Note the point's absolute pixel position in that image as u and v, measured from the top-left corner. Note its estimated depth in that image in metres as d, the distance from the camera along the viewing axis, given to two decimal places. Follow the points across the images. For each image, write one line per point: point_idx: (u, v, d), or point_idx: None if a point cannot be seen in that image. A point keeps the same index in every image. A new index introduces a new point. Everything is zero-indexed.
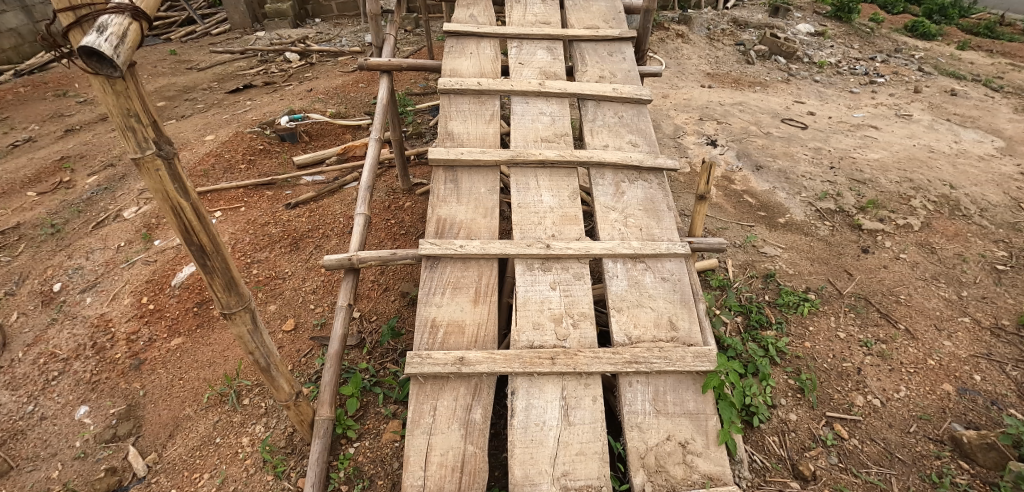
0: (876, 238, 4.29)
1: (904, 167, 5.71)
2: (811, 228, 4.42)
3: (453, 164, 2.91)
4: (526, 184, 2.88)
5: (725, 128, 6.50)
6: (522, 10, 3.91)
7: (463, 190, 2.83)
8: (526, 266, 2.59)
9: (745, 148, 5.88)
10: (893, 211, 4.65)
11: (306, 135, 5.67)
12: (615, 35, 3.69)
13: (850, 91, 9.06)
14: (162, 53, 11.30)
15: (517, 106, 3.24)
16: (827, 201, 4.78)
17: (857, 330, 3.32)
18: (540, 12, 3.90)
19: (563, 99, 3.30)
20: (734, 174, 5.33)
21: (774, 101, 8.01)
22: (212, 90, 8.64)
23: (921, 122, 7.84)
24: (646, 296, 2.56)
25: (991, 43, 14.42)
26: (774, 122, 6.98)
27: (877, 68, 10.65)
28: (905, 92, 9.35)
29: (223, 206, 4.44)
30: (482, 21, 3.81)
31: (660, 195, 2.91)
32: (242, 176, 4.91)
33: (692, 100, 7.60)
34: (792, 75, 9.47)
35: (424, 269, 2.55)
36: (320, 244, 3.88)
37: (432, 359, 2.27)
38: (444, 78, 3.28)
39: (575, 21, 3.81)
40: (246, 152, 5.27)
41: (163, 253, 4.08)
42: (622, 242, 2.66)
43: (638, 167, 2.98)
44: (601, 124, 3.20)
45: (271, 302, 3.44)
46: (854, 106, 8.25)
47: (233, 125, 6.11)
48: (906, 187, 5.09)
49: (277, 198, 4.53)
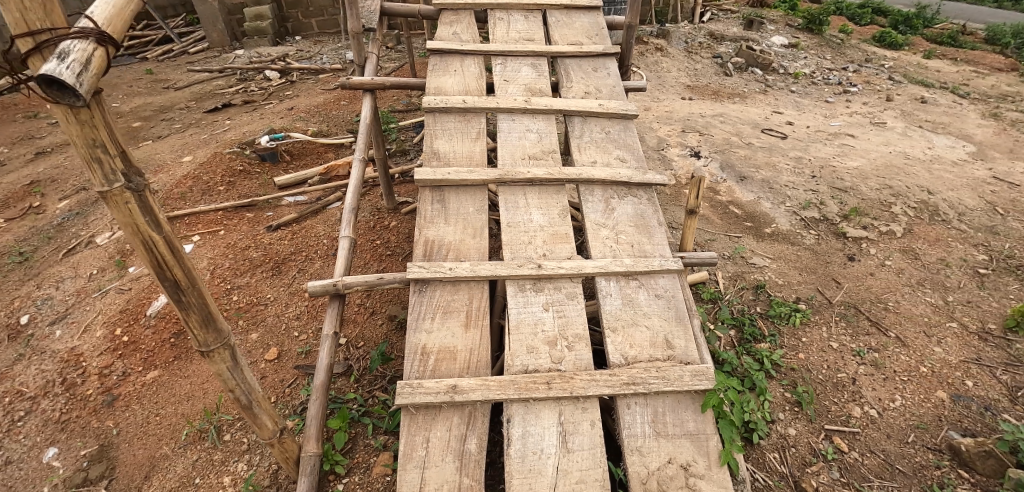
0: (861, 245, 4.33)
1: (883, 174, 5.81)
2: (797, 237, 4.44)
3: (440, 184, 2.84)
4: (515, 203, 2.82)
5: (708, 140, 6.57)
6: (505, 26, 3.89)
7: (451, 211, 2.76)
8: (518, 287, 2.52)
9: (728, 159, 5.93)
10: (876, 218, 4.70)
11: (287, 155, 5.56)
12: (599, 51, 3.69)
13: (825, 100, 9.28)
14: (137, 72, 11.10)
15: (503, 123, 3.20)
16: (811, 210, 4.82)
17: (849, 339, 3.31)
18: (523, 29, 3.89)
19: (550, 116, 3.28)
20: (720, 185, 5.36)
21: (754, 112, 8.15)
22: (190, 110, 8.49)
23: (895, 129, 8.03)
24: (641, 314, 2.52)
25: (955, 52, 14.97)
26: (754, 132, 7.08)
27: (850, 77, 10.96)
28: (878, 101, 9.61)
29: (201, 230, 4.30)
30: (466, 38, 3.78)
31: (650, 210, 2.88)
32: (221, 198, 4.77)
33: (673, 112, 7.70)
34: (769, 86, 9.68)
35: (413, 294, 2.47)
36: (303, 268, 3.76)
37: (423, 388, 2.19)
38: (429, 97, 3.23)
39: (559, 37, 3.81)
40: (225, 173, 5.10)
41: (138, 281, 3.91)
42: (614, 260, 2.62)
43: (627, 183, 2.96)
44: (588, 140, 3.18)
45: (253, 331, 3.32)
46: (830, 115, 8.43)
47: (211, 145, 5.97)
48: (886, 194, 5.16)
49: (258, 220, 4.40)
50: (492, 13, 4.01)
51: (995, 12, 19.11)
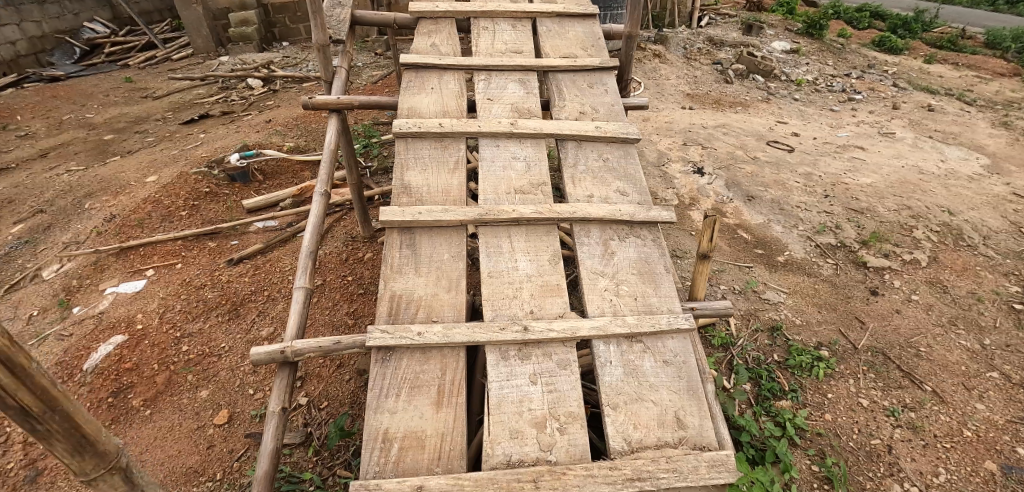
0: (884, 277, 3.99)
1: (899, 192, 5.46)
2: (813, 268, 4.09)
3: (411, 225, 2.44)
4: (498, 247, 2.41)
5: (711, 154, 6.19)
6: (490, 37, 3.50)
7: (422, 258, 2.36)
8: (499, 354, 2.12)
9: (734, 176, 5.55)
10: (897, 244, 4.35)
11: (260, 175, 5.17)
12: (595, 65, 3.29)
13: (830, 109, 8.93)
14: (116, 80, 10.69)
15: (485, 149, 2.78)
16: (826, 235, 4.46)
17: (880, 394, 2.98)
18: (510, 39, 3.49)
19: (540, 140, 2.87)
20: (726, 206, 4.98)
21: (757, 121, 7.79)
22: (166, 121, 8.06)
23: (905, 140, 7.69)
24: (646, 386, 2.13)
25: (956, 56, 14.69)
26: (759, 145, 6.71)
27: (853, 84, 10.64)
28: (885, 109, 9.28)
29: (157, 263, 3.89)
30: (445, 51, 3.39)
31: (656, 254, 2.49)
32: (182, 225, 4.35)
33: (674, 123, 7.32)
34: (772, 94, 9.32)
35: (374, 364, 2.06)
36: (265, 310, 3.36)
37: (382, 489, 1.78)
38: (401, 119, 2.83)
39: (550, 49, 3.42)
40: (189, 196, 4.68)
41: (81, 324, 3.39)
42: (614, 319, 2.23)
43: (629, 221, 2.55)
44: (584, 169, 2.77)
45: (203, 388, 2.92)
46: (837, 125, 8.08)
47: (180, 163, 5.56)
48: (905, 216, 4.80)
49: (220, 252, 3.98)
50: (475, 23, 3.63)
51: (994, 15, 18.87)
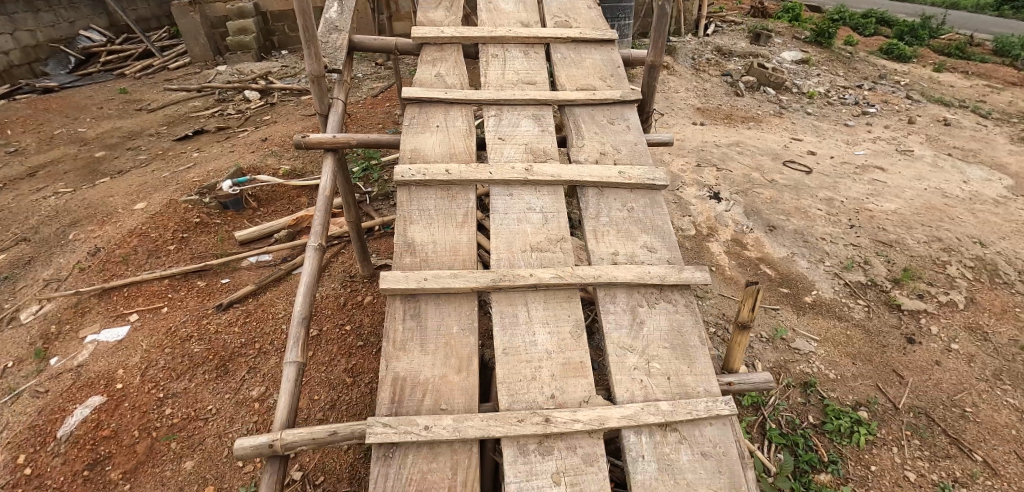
0: (920, 321, 3.74)
1: (926, 220, 5.21)
2: (844, 310, 3.84)
3: (415, 292, 2.17)
4: (513, 316, 2.16)
5: (726, 176, 5.92)
6: (500, 65, 3.17)
7: (429, 331, 2.09)
8: (518, 449, 1.86)
9: (752, 202, 5.28)
10: (931, 283, 4.09)
11: (254, 201, 4.93)
12: (616, 98, 2.99)
13: (844, 123, 8.67)
14: (110, 91, 10.43)
15: (497, 200, 2.48)
16: (855, 272, 4.21)
17: (927, 466, 2.77)
18: (523, 68, 3.16)
19: (557, 187, 2.57)
20: (746, 237, 4.72)
21: (771, 138, 7.52)
22: (160, 137, 7.81)
23: (924, 158, 7.44)
24: (685, 485, 1.87)
25: (966, 64, 14.44)
26: (776, 165, 6.45)
27: (866, 97, 10.38)
28: (899, 123, 9.03)
29: (142, 307, 3.63)
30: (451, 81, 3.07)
31: (689, 322, 2.23)
32: (169, 261, 4.09)
33: (685, 141, 7.05)
34: (784, 108, 9.06)
35: (376, 464, 1.81)
36: (256, 366, 3.10)
37: None
38: (403, 164, 2.53)
39: (566, 78, 3.12)
40: (178, 228, 4.43)
41: (58, 379, 3.14)
42: (647, 405, 1.97)
43: (659, 284, 2.29)
44: (607, 221, 2.49)
45: (188, 458, 2.66)
46: (853, 142, 7.82)
47: (171, 188, 5.30)
48: (936, 249, 4.55)
49: (210, 294, 3.73)
50: (484, 49, 3.28)
51: (1001, 20, 18.65)
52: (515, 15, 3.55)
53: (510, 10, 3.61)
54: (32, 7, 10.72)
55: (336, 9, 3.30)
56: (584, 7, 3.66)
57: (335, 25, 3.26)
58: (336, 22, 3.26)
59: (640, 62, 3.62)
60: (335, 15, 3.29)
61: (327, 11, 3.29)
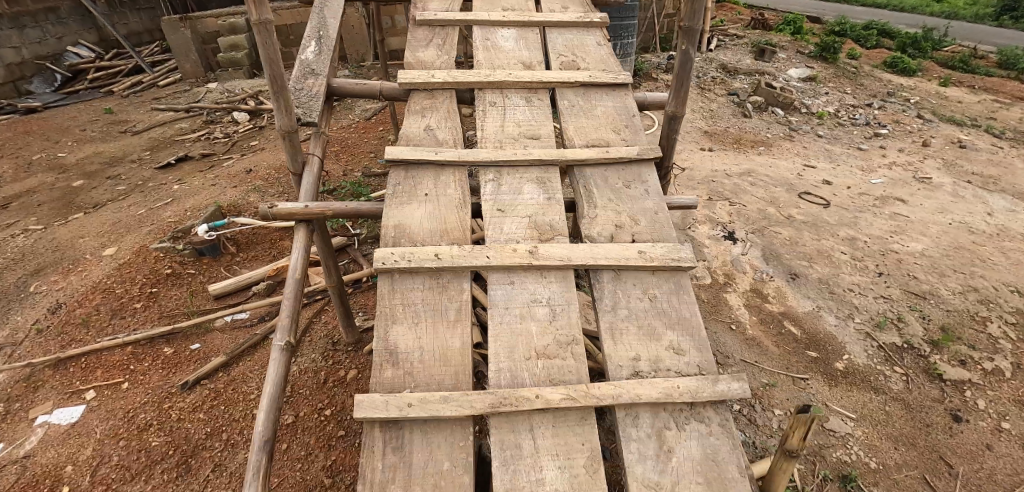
0: (965, 395, 3.42)
1: (957, 264, 4.87)
2: (880, 381, 3.50)
3: (399, 419, 1.80)
4: (518, 447, 1.80)
5: (740, 212, 5.55)
6: (499, 116, 2.74)
7: (415, 471, 1.73)
8: None
9: (771, 243, 4.92)
10: (973, 346, 3.76)
11: (233, 246, 4.57)
12: (633, 156, 2.58)
13: (858, 147, 8.33)
14: (95, 111, 10.07)
15: (496, 290, 2.11)
16: (889, 332, 3.87)
17: None
18: (525, 119, 2.73)
19: (567, 272, 2.19)
20: (766, 286, 4.36)
21: (784, 166, 7.16)
22: (142, 164, 7.45)
23: (944, 187, 7.09)
24: None
25: (972, 78, 14.18)
26: (791, 197, 6.08)
27: (876, 116, 10.06)
28: (913, 146, 8.70)
29: (100, 381, 3.27)
30: (442, 136, 2.62)
31: (726, 447, 1.87)
32: (135, 321, 3.73)
33: (694, 169, 6.68)
34: (794, 130, 8.72)
35: None
36: (222, 463, 2.75)
37: None
38: (386, 247, 2.15)
39: (574, 132, 2.70)
40: (147, 281, 4.06)
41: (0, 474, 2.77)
42: None
43: (689, 401, 1.94)
44: (626, 315, 2.14)
45: None
46: (868, 168, 7.47)
47: (146, 229, 4.94)
48: (974, 302, 4.21)
49: (176, 366, 3.37)
50: (480, 95, 2.84)
51: (1003, 31, 18.45)
52: (516, 54, 3.11)
53: (510, 47, 3.16)
54: (16, 24, 10.39)
55: (313, 50, 2.94)
56: (592, 44, 3.23)
57: (312, 68, 2.86)
58: (312, 63, 2.89)
59: (657, 106, 3.18)
60: (312, 56, 2.92)
61: (304, 52, 2.94)
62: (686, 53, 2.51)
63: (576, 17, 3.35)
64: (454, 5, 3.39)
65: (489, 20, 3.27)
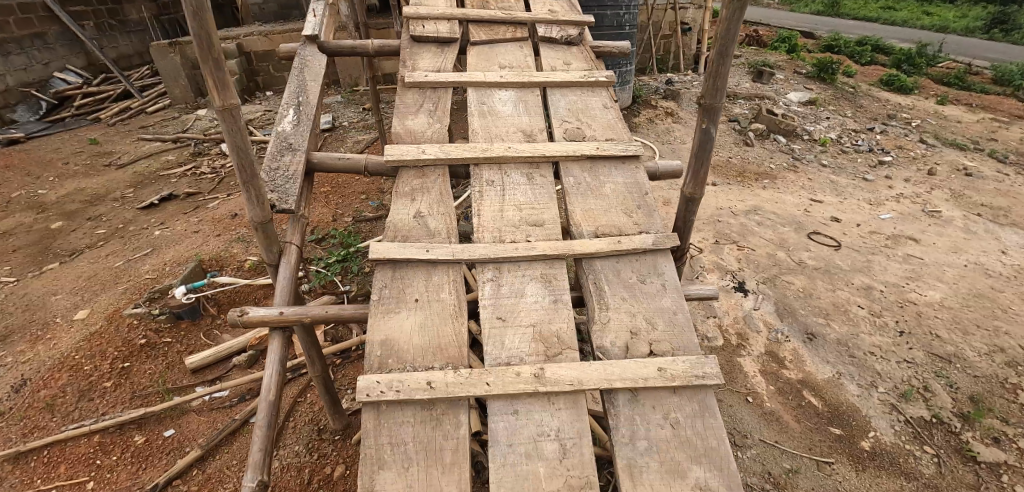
0: (1002, 480, 3.19)
1: (979, 317, 4.64)
2: (911, 464, 3.26)
3: None
4: None
5: (749, 257, 5.30)
6: (498, 197, 2.43)
7: None
8: None
9: (783, 296, 4.67)
10: (1005, 420, 3.55)
11: (214, 307, 4.29)
12: (647, 247, 2.31)
13: (863, 177, 8.12)
14: (80, 142, 9.79)
15: (497, 422, 1.84)
16: (916, 403, 3.63)
17: None
18: (526, 202, 2.42)
19: (578, 395, 1.93)
20: (782, 348, 4.10)
21: (790, 200, 6.93)
22: (125, 203, 7.17)
23: (955, 222, 6.88)
24: None
25: (969, 96, 14.08)
26: (801, 238, 5.85)
27: (878, 141, 9.89)
28: (919, 175, 8.52)
29: (61, 481, 2.99)
30: (433, 226, 2.30)
31: None
32: (103, 404, 3.44)
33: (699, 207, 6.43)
34: (797, 159, 8.52)
35: None
36: None
37: None
38: (371, 372, 1.88)
39: (582, 215, 2.41)
40: (119, 354, 3.77)
41: None
42: None
43: None
44: (645, 446, 1.87)
45: None
46: (876, 201, 7.25)
47: (122, 286, 4.65)
48: (1002, 366, 3.99)
49: (146, 461, 3.09)
50: (476, 172, 2.52)
51: (997, 45, 18.41)
52: (514, 120, 2.77)
53: (508, 113, 2.82)
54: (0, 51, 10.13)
55: (291, 120, 2.63)
56: (598, 108, 2.90)
57: (290, 141, 2.56)
58: (289, 136, 2.58)
59: (671, 175, 2.83)
60: (290, 127, 2.62)
61: (282, 122, 2.63)
62: (706, 133, 2.23)
63: (580, 76, 3.01)
64: (446, 62, 3.05)
65: (485, 81, 2.93)
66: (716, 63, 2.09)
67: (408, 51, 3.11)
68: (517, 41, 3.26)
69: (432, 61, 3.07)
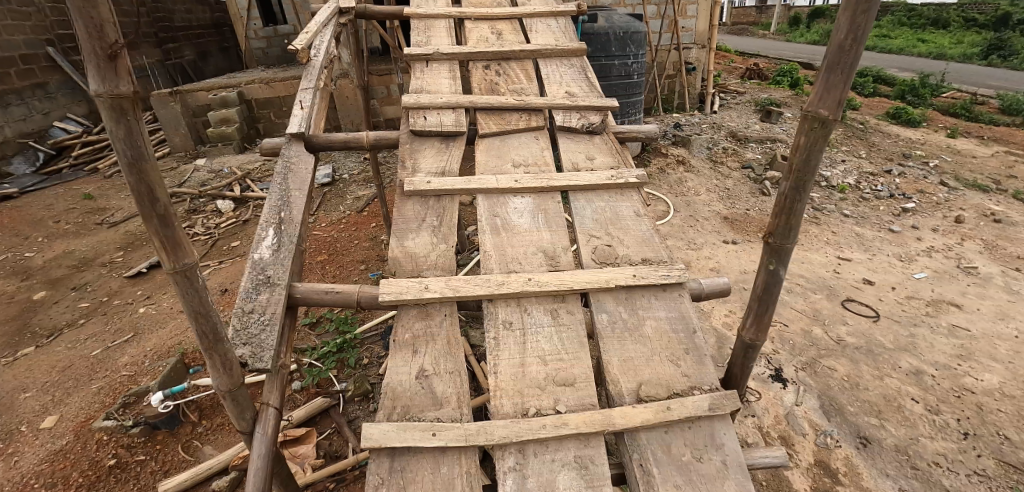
0: None
1: None
2: None
3: None
4: None
5: (783, 335, 4.85)
6: (518, 346, 2.01)
7: None
8: None
9: (826, 386, 4.23)
10: None
11: (196, 413, 3.87)
12: (702, 414, 1.89)
13: (889, 228, 7.71)
14: (74, 196, 9.49)
15: None
16: None
17: None
18: (552, 352, 2.00)
19: None
20: (834, 458, 3.63)
21: (816, 259, 6.51)
22: (113, 270, 6.81)
23: (994, 280, 6.44)
24: None
25: (979, 127, 13.74)
26: (834, 307, 5.41)
27: (898, 185, 9.52)
28: (946, 223, 8.10)
29: None
30: (440, 391, 1.89)
31: None
32: None
33: (722, 270, 6.01)
34: (819, 210, 8.13)
35: None
36: None
37: None
38: None
39: (619, 369, 1.99)
40: (84, 480, 3.36)
41: None
42: None
43: None
44: None
45: None
46: (907, 258, 6.82)
47: (96, 384, 4.23)
48: None
49: None
50: (490, 312, 2.08)
51: (999, 71, 18.16)
52: (533, 237, 2.32)
53: (526, 227, 2.36)
54: None
55: (270, 244, 2.22)
56: (630, 216, 2.45)
57: (268, 273, 2.14)
58: (267, 266, 2.16)
59: (717, 296, 2.41)
60: (268, 253, 2.20)
61: (259, 246, 2.21)
62: (774, 275, 1.83)
63: (608, 176, 2.54)
64: (452, 161, 2.61)
65: (498, 187, 2.46)
66: (789, 198, 1.69)
67: (408, 147, 2.70)
68: (533, 131, 2.85)
69: (436, 160, 2.63)
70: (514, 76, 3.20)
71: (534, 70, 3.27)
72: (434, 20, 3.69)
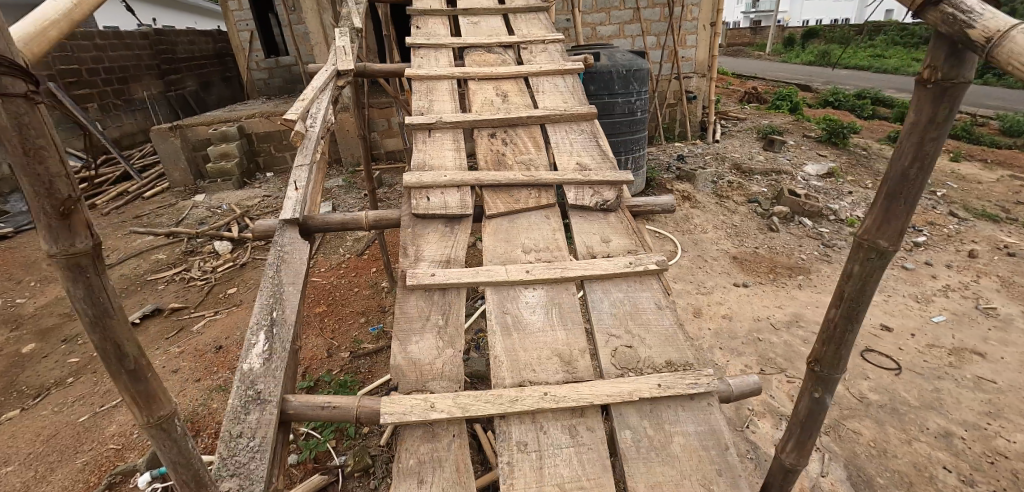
0: None
1: None
2: None
3: None
4: None
5: None
6: (533, 474, 1.80)
7: None
8: None
9: (852, 453, 4.02)
10: None
11: None
12: None
13: (901, 265, 7.52)
14: None
15: None
16: None
17: None
18: (570, 482, 1.79)
19: None
20: None
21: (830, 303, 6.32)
22: None
23: (1015, 321, 6.23)
24: None
25: (981, 150, 13.61)
26: (853, 359, 5.20)
27: None
28: (958, 258, 7.92)
29: None
30: None
31: None
32: None
33: (734, 318, 5.81)
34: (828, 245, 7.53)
35: None
36: None
37: None
38: None
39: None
40: None
41: None
42: None
43: None
44: None
45: None
46: (923, 298, 6.63)
47: (82, 459, 4.02)
48: None
49: None
50: (500, 431, 1.89)
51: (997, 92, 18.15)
52: (546, 338, 2.14)
53: (538, 326, 2.18)
54: None
55: (260, 351, 2.03)
56: (650, 309, 2.26)
57: (257, 386, 1.95)
58: (257, 379, 1.97)
59: (748, 395, 2.22)
60: (258, 362, 2.01)
61: (249, 355, 2.02)
62: (820, 402, 1.84)
63: (626, 263, 2.37)
64: (458, 248, 2.44)
65: (507, 279, 2.28)
66: (840, 326, 1.72)
67: (411, 232, 2.54)
68: (543, 209, 2.69)
69: (440, 246, 2.47)
70: (522, 145, 3.05)
71: (542, 137, 3.13)
72: (437, 81, 3.56)
